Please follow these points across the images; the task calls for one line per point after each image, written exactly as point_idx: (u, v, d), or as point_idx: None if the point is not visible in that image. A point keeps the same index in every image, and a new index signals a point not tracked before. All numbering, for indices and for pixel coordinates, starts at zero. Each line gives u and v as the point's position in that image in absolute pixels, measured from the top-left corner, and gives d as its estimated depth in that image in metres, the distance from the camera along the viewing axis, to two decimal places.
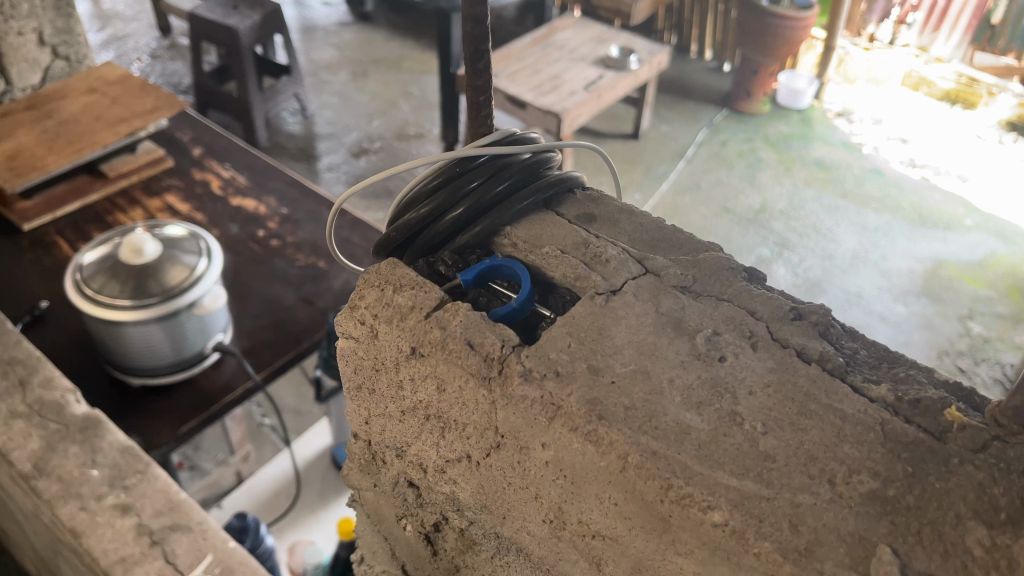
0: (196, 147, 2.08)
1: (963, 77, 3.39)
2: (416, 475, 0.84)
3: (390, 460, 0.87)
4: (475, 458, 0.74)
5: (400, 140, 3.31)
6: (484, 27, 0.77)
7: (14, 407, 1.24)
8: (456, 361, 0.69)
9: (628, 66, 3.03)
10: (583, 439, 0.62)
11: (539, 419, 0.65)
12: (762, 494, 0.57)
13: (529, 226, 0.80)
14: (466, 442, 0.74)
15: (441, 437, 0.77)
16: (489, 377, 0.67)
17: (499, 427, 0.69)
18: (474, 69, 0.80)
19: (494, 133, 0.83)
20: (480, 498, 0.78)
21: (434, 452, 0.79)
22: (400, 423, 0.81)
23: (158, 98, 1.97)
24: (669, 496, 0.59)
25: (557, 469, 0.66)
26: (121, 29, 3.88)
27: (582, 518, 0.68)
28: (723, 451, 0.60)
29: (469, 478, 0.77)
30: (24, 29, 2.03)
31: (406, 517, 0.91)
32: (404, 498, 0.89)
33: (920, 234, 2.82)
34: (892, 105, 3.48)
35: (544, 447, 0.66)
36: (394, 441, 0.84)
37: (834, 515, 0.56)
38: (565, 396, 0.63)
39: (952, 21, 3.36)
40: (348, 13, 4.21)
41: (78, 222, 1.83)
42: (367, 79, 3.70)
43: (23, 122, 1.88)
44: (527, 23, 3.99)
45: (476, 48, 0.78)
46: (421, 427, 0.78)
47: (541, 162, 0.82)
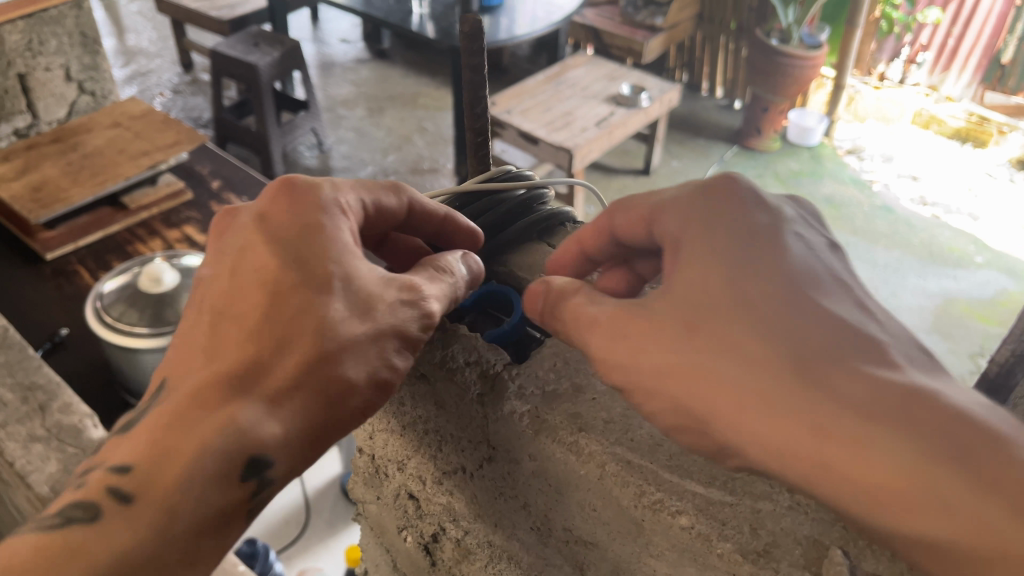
0: (215, 180, 2.13)
1: (973, 115, 3.43)
2: (416, 487, 0.86)
3: (392, 473, 0.89)
4: (471, 469, 0.77)
5: (414, 174, 3.36)
6: (482, 76, 0.81)
7: (34, 431, 1.28)
8: (452, 379, 0.74)
9: (639, 103, 3.08)
10: (567, 449, 0.66)
11: (527, 431, 0.69)
12: (727, 500, 0.60)
13: (522, 256, 0.85)
14: (461, 454, 0.77)
15: (437, 450, 0.79)
16: (481, 394, 0.72)
17: (491, 439, 0.74)
18: (473, 114, 0.83)
19: (490, 170, 0.88)
20: (475, 511, 0.78)
21: (430, 465, 0.81)
22: (400, 437, 0.83)
23: (180, 132, 2.03)
24: (643, 502, 0.62)
25: (544, 478, 0.72)
26: (145, 65, 3.97)
27: (567, 524, 0.74)
28: (692, 461, 0.63)
29: (463, 489, 0.79)
30: (52, 65, 2.10)
31: (406, 529, 0.92)
32: (404, 510, 0.90)
33: (930, 271, 2.84)
34: (903, 144, 3.51)
35: (532, 458, 0.71)
36: (395, 455, 0.86)
37: (791, 520, 0.59)
38: (550, 410, 0.68)
39: (962, 61, 3.47)
40: (365, 50, 4.32)
41: (99, 252, 1.88)
42: (383, 115, 3.77)
43: (48, 154, 1.94)
44: (540, 61, 4.07)
45: (475, 93, 0.82)
46: (419, 440, 0.81)
47: (535, 198, 0.86)
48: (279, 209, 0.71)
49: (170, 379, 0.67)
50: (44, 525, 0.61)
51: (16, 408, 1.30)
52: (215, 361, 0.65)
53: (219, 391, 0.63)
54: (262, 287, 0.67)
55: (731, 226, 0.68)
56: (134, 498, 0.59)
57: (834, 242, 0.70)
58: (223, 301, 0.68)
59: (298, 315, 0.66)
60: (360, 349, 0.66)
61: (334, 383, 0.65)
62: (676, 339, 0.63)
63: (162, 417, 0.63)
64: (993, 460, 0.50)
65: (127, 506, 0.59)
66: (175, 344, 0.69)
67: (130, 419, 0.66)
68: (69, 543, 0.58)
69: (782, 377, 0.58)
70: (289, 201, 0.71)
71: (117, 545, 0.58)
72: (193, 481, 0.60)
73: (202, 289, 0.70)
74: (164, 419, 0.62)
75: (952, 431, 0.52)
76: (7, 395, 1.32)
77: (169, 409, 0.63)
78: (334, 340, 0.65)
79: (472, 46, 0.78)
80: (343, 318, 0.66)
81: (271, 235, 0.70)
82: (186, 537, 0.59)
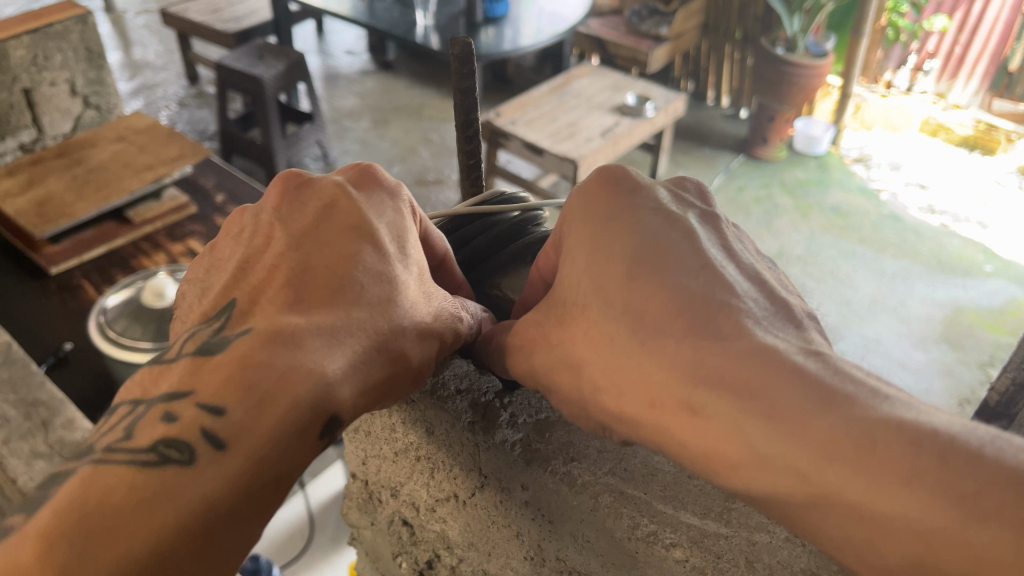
0: (219, 194, 2.13)
1: (981, 124, 3.44)
2: (410, 513, 0.88)
3: (386, 500, 0.92)
4: (462, 497, 0.78)
5: (420, 186, 3.36)
6: (474, 97, 0.81)
7: (36, 448, 1.28)
8: (443, 406, 0.74)
9: (644, 113, 3.08)
10: (559, 480, 0.69)
11: (518, 461, 0.71)
12: (722, 532, 0.63)
13: (516, 278, 0.85)
14: (453, 482, 0.78)
15: (430, 476, 0.81)
16: (472, 423, 0.73)
17: (483, 468, 0.74)
18: (465, 136, 0.84)
19: (484, 190, 0.89)
20: (469, 536, 0.81)
21: (424, 491, 0.84)
22: (393, 464, 0.86)
23: (184, 146, 2.04)
24: (637, 534, 0.66)
25: (537, 508, 0.73)
26: (151, 78, 3.98)
27: (560, 555, 0.74)
28: (687, 492, 0.66)
29: (457, 517, 0.81)
30: (57, 80, 2.11)
31: (401, 555, 0.93)
32: (399, 536, 0.92)
33: (939, 280, 2.82)
34: (913, 151, 3.48)
35: (524, 488, 0.72)
36: (389, 480, 0.89)
37: (788, 552, 0.61)
38: (542, 441, 0.71)
39: (970, 68, 3.47)
40: (370, 62, 4.33)
41: (103, 266, 1.88)
42: (388, 126, 3.78)
43: (53, 169, 1.94)
44: (545, 71, 4.08)
45: (467, 115, 0.82)
46: (412, 467, 0.84)
47: (526, 221, 0.87)
48: (364, 181, 0.71)
49: (239, 306, 0.63)
50: (127, 459, 0.54)
51: (18, 425, 1.31)
52: (298, 308, 0.62)
53: (313, 340, 0.60)
54: (352, 246, 0.66)
55: (607, 223, 0.66)
56: (230, 445, 0.55)
57: (710, 212, 0.68)
58: (307, 256, 0.65)
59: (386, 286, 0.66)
60: (425, 333, 0.68)
61: (402, 361, 0.65)
62: (544, 343, 0.67)
63: (249, 355, 0.58)
64: (824, 419, 0.50)
65: (219, 452, 0.55)
66: (235, 277, 0.66)
67: (199, 346, 0.61)
68: (158, 484, 0.53)
69: (628, 352, 0.61)
70: (373, 182, 0.71)
71: (206, 492, 0.54)
72: (287, 431, 0.57)
73: (275, 233, 0.67)
74: (251, 358, 0.58)
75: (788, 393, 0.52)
76: (9, 412, 1.32)
77: (255, 342, 0.59)
78: (411, 318, 0.66)
79: (464, 68, 0.78)
80: (416, 296, 0.67)
81: (358, 198, 0.69)
82: (264, 487, 0.56)
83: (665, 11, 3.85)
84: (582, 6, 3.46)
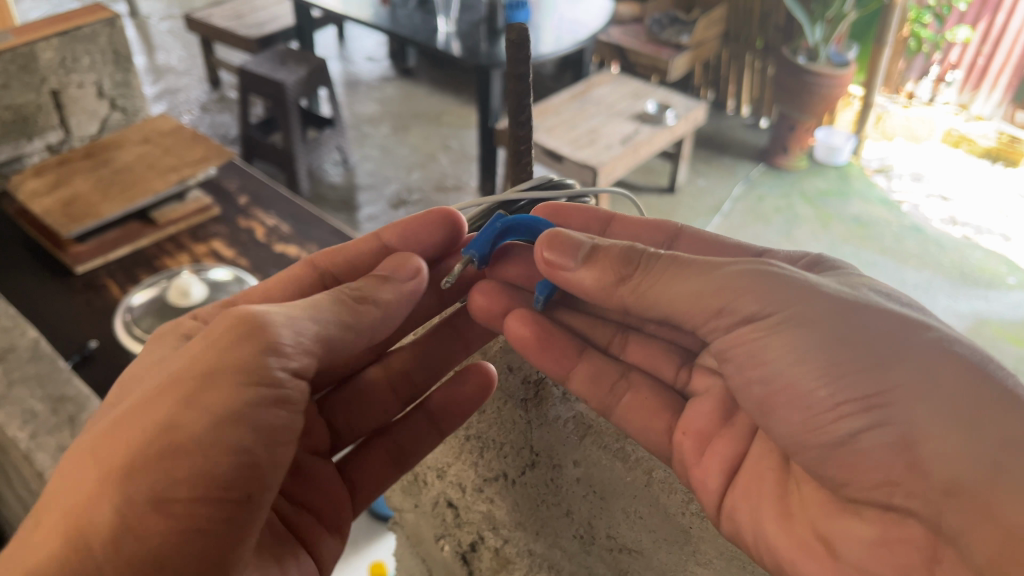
0: (243, 197, 2.14)
1: (1004, 135, 3.36)
2: (456, 494, 1.10)
3: (432, 482, 1.13)
4: (511, 476, 1.02)
5: (438, 192, 3.37)
6: (525, 85, 0.89)
7: (63, 442, 1.29)
8: (501, 388, 1.04)
9: (664, 120, 3.08)
10: (613, 456, 0.95)
11: (573, 437, 0.97)
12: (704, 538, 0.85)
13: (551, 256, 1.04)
14: (504, 461, 1.03)
15: (480, 457, 1.05)
16: (526, 399, 1.01)
17: (534, 447, 1.00)
18: (517, 121, 0.91)
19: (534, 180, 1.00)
20: (517, 514, 1.03)
21: (473, 472, 1.06)
22: (445, 448, 1.10)
23: (209, 148, 2.05)
24: (690, 509, 0.90)
25: (586, 484, 0.97)
26: (174, 83, 4.02)
27: (610, 532, 0.97)
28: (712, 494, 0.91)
29: (505, 496, 1.04)
30: (84, 82, 2.13)
31: (444, 537, 1.15)
32: (444, 517, 1.13)
33: (961, 292, 2.80)
34: (934, 162, 3.46)
35: (575, 465, 0.97)
36: (439, 464, 1.11)
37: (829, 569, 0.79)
38: (595, 420, 0.97)
39: (992, 80, 3.42)
40: (390, 68, 4.35)
41: (128, 266, 1.90)
42: (408, 132, 3.79)
43: (80, 170, 1.96)
44: (565, 79, 4.10)
45: (520, 103, 0.90)
46: (462, 450, 1.08)
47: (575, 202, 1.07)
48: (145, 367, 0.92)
49: None
50: None
51: (45, 419, 1.32)
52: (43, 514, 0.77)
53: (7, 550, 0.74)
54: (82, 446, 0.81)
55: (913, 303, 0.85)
56: None
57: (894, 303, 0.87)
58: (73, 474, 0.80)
59: (89, 437, 0.77)
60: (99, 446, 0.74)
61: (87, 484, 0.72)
62: (776, 285, 0.82)
63: None
64: None
65: None
66: None
67: None
68: None
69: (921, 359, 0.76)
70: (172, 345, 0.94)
71: None
72: None
73: None
74: None
75: (980, 391, 0.74)
76: (37, 406, 1.34)
77: None
78: (87, 455, 0.74)
79: (519, 54, 0.85)
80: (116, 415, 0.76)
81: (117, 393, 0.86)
82: None
83: (686, 20, 3.86)
84: (603, 15, 3.47)
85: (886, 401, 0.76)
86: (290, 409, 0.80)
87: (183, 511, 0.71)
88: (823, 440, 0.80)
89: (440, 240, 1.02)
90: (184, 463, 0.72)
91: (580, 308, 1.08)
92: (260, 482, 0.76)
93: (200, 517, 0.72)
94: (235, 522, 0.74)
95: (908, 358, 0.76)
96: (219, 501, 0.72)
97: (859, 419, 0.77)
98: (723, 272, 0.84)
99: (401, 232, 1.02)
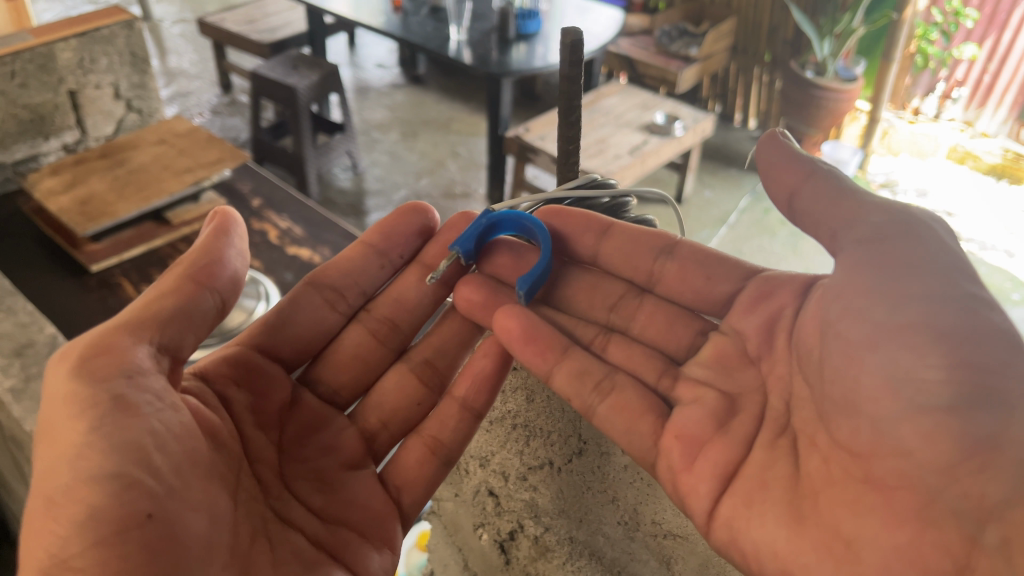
0: (256, 199, 2.16)
1: (1010, 152, 3.38)
2: (497, 484, 1.19)
3: (473, 471, 1.21)
4: (557, 463, 1.11)
5: (447, 199, 3.38)
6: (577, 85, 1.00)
7: None
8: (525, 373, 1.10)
9: (673, 132, 3.10)
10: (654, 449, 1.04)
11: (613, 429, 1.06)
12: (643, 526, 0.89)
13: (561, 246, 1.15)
14: (550, 449, 1.11)
15: (525, 444, 1.13)
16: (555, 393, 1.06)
17: (582, 435, 1.09)
18: (568, 121, 1.04)
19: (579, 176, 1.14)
20: (559, 502, 1.13)
21: (517, 460, 1.14)
22: (489, 435, 1.16)
23: (223, 150, 2.07)
24: None
25: (633, 471, 1.06)
26: (185, 86, 4.05)
27: (656, 519, 1.06)
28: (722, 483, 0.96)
29: (549, 483, 1.12)
30: (101, 83, 2.15)
31: (483, 526, 1.25)
32: (484, 506, 1.23)
33: None
34: (937, 175, 3.38)
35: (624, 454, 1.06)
36: (481, 453, 1.19)
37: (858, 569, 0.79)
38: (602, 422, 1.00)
39: (998, 97, 3.46)
40: (400, 75, 4.38)
41: (142, 266, 1.91)
42: (417, 139, 3.81)
43: (96, 169, 1.98)
44: None
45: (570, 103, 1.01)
46: (508, 437, 1.14)
47: (617, 206, 1.17)
48: None
49: None
50: None
51: None
52: None
53: None
54: None
55: None
56: None
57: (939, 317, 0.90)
58: None
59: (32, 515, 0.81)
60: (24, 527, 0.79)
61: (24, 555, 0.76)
62: (892, 245, 0.90)
63: None
64: None
65: None
66: None
67: None
68: None
69: (976, 359, 0.81)
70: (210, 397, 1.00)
71: None
72: None
73: None
74: None
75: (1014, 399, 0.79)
76: None
77: None
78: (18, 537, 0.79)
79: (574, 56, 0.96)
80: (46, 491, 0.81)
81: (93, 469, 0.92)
82: None
83: (695, 32, 3.89)
84: (613, 25, 3.49)
85: (986, 379, 0.80)
86: (141, 415, 0.81)
87: (85, 560, 0.73)
88: (910, 395, 0.82)
89: (415, 229, 1.18)
90: (63, 513, 0.75)
91: (564, 311, 1.18)
92: (156, 499, 0.78)
93: (104, 557, 0.73)
94: (149, 544, 0.75)
95: (973, 345, 0.81)
96: (118, 535, 0.74)
97: (953, 379, 0.80)
98: (870, 201, 0.94)
99: (382, 230, 1.17)
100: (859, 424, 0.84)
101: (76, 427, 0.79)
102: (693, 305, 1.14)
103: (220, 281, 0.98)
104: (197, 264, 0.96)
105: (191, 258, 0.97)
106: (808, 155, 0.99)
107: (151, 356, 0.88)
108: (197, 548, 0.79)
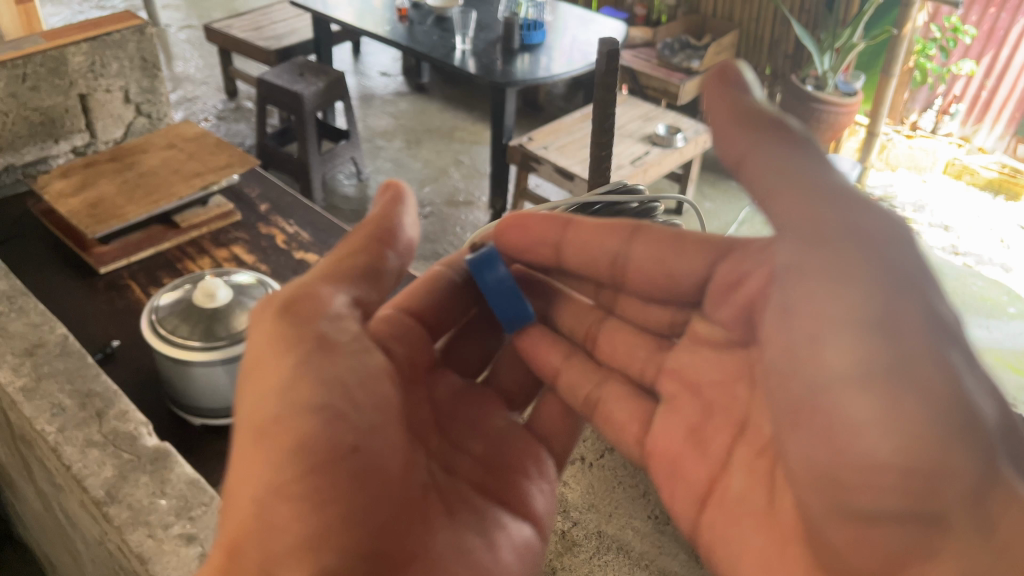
0: (263, 204, 2.18)
1: (1006, 167, 3.45)
2: None
3: None
4: (588, 463, 1.29)
5: (449, 206, 3.41)
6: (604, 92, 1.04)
7: (91, 436, 1.32)
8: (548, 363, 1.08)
9: (674, 143, 3.12)
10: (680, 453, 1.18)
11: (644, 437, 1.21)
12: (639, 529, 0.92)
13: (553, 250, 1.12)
14: (582, 451, 1.30)
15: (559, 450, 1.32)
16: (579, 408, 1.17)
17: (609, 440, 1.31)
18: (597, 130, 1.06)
19: (609, 182, 1.21)
20: (590, 498, 1.26)
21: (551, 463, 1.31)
22: None
23: (232, 155, 2.10)
24: None
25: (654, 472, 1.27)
26: (191, 92, 4.07)
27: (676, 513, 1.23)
28: None
29: (581, 481, 1.28)
30: (112, 87, 2.18)
31: None
32: None
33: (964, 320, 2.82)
34: (939, 193, 3.46)
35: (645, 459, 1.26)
36: None
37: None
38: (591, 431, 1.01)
39: (995, 113, 3.48)
40: (405, 84, 4.41)
41: (150, 268, 1.93)
42: (420, 147, 3.84)
43: (106, 172, 2.01)
44: (576, 99, 4.15)
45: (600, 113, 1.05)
46: None
47: (646, 210, 1.15)
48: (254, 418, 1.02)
49: None
50: None
51: (73, 414, 1.35)
52: None
53: None
54: None
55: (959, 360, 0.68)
56: None
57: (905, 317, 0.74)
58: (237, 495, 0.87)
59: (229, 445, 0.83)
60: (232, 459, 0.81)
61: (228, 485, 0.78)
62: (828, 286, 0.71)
63: None
64: None
65: None
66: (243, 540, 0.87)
67: None
68: None
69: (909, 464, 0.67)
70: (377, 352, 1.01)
71: None
72: None
73: None
74: None
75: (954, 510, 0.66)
76: (66, 401, 1.37)
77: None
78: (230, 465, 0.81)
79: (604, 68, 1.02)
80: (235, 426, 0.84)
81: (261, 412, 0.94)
82: None
83: (697, 45, 3.92)
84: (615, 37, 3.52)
85: (925, 486, 0.66)
86: (336, 351, 0.83)
87: (304, 485, 0.74)
88: (846, 486, 0.71)
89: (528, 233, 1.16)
90: (277, 440, 0.77)
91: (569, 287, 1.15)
92: (359, 431, 0.79)
93: (322, 481, 0.75)
94: (358, 474, 0.77)
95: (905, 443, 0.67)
96: (331, 464, 0.76)
97: (885, 484, 0.68)
98: (815, 201, 0.73)
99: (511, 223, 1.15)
100: (802, 492, 0.77)
101: (284, 361, 0.81)
102: (672, 299, 1.02)
103: (400, 242, 0.96)
104: (385, 227, 0.95)
105: (376, 220, 0.95)
106: (764, 127, 0.75)
107: (348, 306, 0.90)
108: (392, 476, 0.81)
